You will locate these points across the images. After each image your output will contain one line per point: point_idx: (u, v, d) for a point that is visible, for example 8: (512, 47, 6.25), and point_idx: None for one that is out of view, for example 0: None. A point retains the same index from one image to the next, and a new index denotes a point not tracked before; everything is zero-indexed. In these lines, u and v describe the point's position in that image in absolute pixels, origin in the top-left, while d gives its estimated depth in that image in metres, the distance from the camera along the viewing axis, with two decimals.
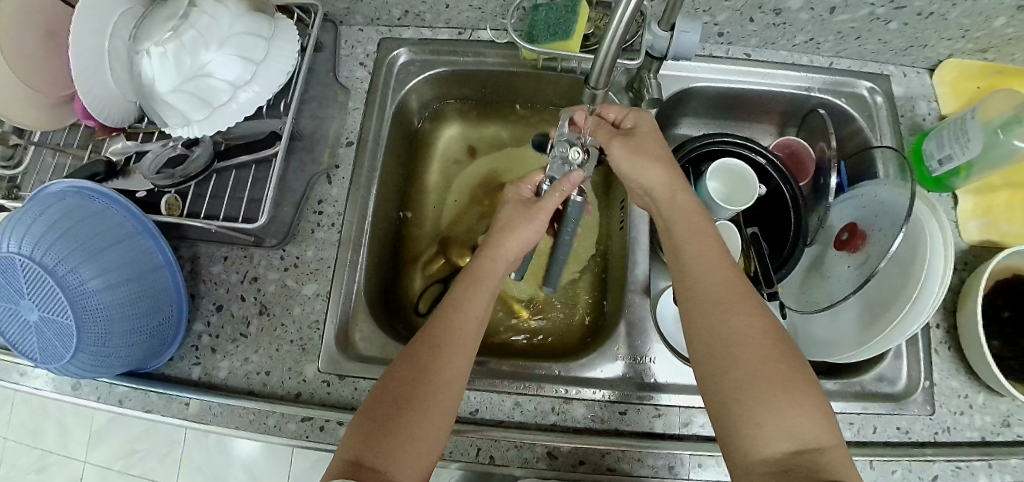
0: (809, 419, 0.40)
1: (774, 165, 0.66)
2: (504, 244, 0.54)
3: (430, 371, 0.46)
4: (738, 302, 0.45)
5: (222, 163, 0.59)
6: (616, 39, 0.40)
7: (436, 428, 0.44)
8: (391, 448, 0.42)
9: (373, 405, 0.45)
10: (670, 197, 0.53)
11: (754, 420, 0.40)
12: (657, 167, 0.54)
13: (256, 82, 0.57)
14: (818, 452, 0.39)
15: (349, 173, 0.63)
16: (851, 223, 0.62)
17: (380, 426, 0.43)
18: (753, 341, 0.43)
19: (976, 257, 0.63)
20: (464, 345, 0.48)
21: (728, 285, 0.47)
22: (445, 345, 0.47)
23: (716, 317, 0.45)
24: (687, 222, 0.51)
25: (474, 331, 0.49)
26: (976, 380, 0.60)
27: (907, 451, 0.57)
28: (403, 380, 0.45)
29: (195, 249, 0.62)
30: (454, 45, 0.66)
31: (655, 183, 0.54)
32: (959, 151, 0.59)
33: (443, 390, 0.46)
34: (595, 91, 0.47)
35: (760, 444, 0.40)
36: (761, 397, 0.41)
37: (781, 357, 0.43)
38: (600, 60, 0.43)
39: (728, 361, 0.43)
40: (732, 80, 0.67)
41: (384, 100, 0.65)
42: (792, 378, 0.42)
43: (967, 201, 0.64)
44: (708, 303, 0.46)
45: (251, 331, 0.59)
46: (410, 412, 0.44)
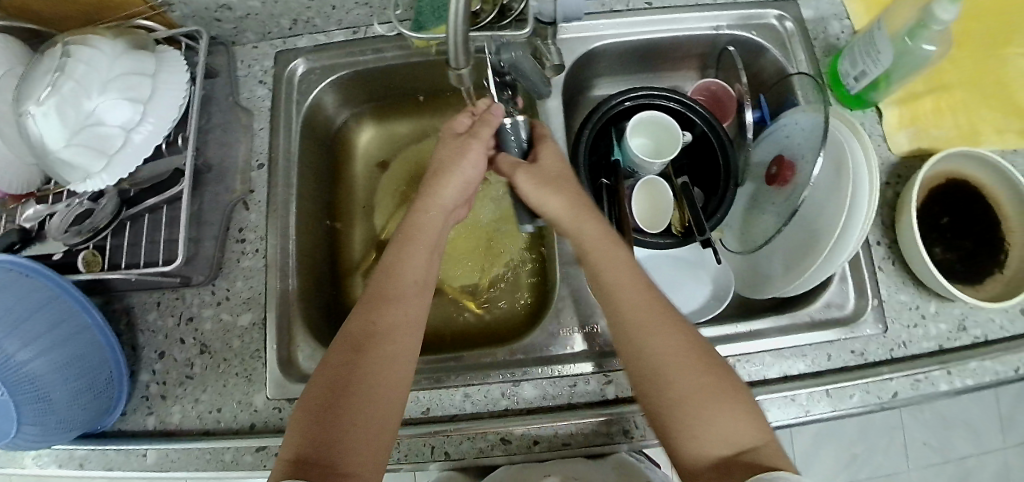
0: (742, 422, 0.43)
1: (693, 108, 0.64)
2: (442, 191, 0.55)
3: (368, 350, 0.46)
4: (662, 322, 0.47)
5: (131, 210, 0.58)
6: (454, 58, 0.40)
7: (382, 404, 0.44)
8: (335, 443, 0.42)
9: (309, 401, 0.44)
10: (575, 225, 0.52)
11: (691, 432, 0.43)
12: (556, 197, 0.53)
13: (149, 120, 0.55)
14: (756, 450, 0.42)
15: (265, 195, 0.61)
16: (778, 156, 0.61)
17: (318, 424, 0.43)
18: (681, 357, 0.45)
19: (908, 168, 0.62)
20: (405, 314, 0.49)
21: (644, 307, 0.48)
22: (388, 312, 0.48)
23: (643, 342, 0.47)
24: (599, 250, 0.51)
25: (415, 290, 0.50)
26: (925, 290, 0.60)
27: (864, 373, 0.57)
28: (331, 376, 0.45)
29: (127, 300, 0.61)
30: (352, 45, 0.64)
31: (558, 213, 0.53)
32: (872, 66, 0.58)
33: (394, 364, 0.46)
34: (459, 71, 0.42)
35: (700, 452, 0.43)
36: (695, 408, 0.44)
37: (711, 366, 0.45)
38: (453, 40, 0.38)
39: (659, 378, 0.45)
40: (639, 32, 0.65)
41: (289, 114, 0.63)
42: (723, 385, 0.44)
43: (892, 113, 0.63)
44: (633, 325, 0.48)
45: (195, 371, 0.59)
46: (348, 398, 0.44)
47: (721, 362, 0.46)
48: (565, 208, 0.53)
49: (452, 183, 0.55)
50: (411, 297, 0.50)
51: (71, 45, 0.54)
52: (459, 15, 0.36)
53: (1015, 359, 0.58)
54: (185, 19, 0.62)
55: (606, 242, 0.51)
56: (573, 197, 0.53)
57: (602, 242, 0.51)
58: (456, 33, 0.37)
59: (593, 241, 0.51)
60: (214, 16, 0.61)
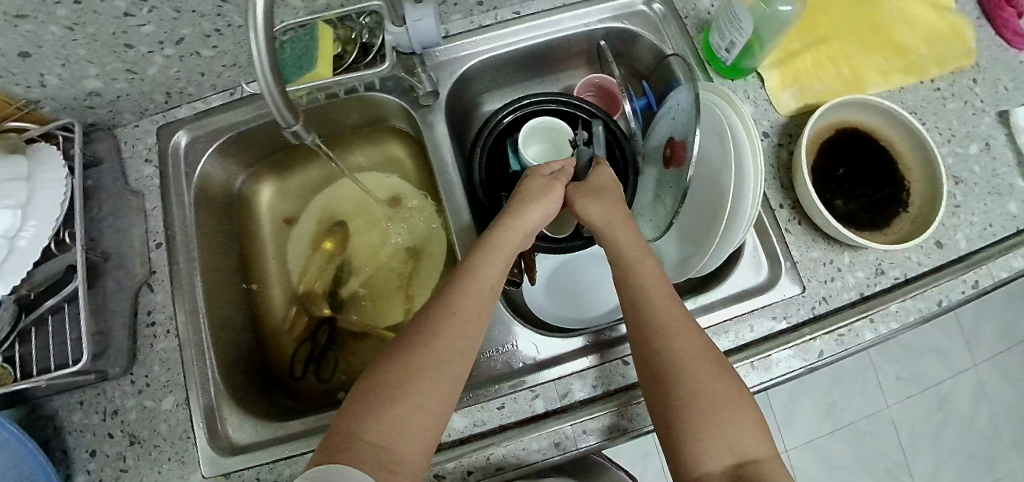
0: (747, 431, 0.44)
1: (580, 107, 0.66)
2: (528, 213, 0.53)
3: (431, 348, 0.45)
4: (687, 328, 0.48)
5: (31, 317, 0.56)
6: (281, 119, 0.40)
7: (437, 402, 0.44)
8: (387, 444, 0.41)
9: (371, 384, 0.44)
10: (612, 234, 0.53)
11: (701, 436, 0.43)
12: (597, 204, 0.54)
13: (31, 224, 0.54)
14: (759, 463, 0.43)
15: (168, 273, 0.61)
16: (669, 140, 0.61)
17: (372, 422, 0.41)
18: (704, 360, 0.46)
19: (799, 126, 0.62)
20: (472, 318, 0.47)
21: (673, 312, 0.49)
22: (457, 318, 0.47)
23: (666, 342, 0.47)
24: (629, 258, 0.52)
25: (488, 297, 0.49)
26: (837, 243, 0.61)
27: (788, 337, 0.57)
28: (401, 367, 0.44)
29: (49, 405, 0.60)
30: (231, 107, 0.64)
31: (594, 219, 0.54)
32: (738, 35, 0.58)
33: (454, 367, 0.45)
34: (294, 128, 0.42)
35: (705, 458, 0.42)
36: (709, 414, 0.44)
37: (726, 376, 0.46)
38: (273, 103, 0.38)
39: (681, 376, 0.45)
40: (511, 43, 0.65)
41: (180, 187, 0.62)
42: (735, 396, 0.45)
43: (774, 76, 0.63)
44: (657, 325, 0.48)
45: (129, 463, 0.58)
46: (411, 397, 0.43)
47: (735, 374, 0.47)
48: (611, 222, 0.54)
49: (538, 209, 0.54)
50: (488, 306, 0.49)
51: None
52: (270, 84, 0.36)
53: (934, 293, 0.58)
54: (56, 113, 0.61)
55: (642, 249, 0.52)
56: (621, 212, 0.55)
57: (643, 248, 0.52)
58: (272, 100, 0.37)
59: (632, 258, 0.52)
60: (84, 105, 0.60)
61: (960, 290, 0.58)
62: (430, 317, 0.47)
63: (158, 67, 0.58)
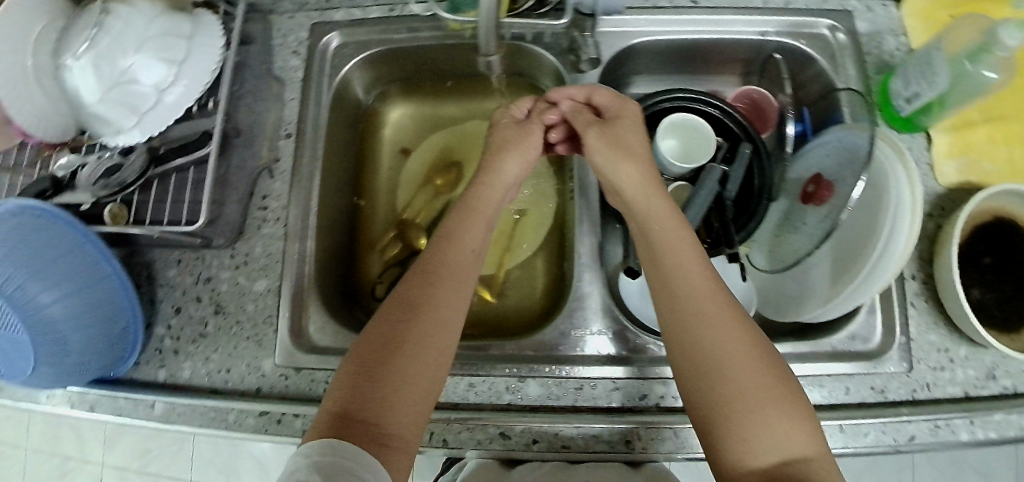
0: (795, 429, 0.42)
1: (729, 114, 0.63)
2: (505, 164, 0.56)
3: (421, 311, 0.46)
4: (726, 313, 0.45)
5: (160, 168, 0.58)
6: (484, 42, 0.47)
7: (429, 365, 0.45)
8: (380, 418, 0.42)
9: (359, 353, 0.45)
10: (645, 200, 0.52)
11: (743, 435, 0.41)
12: (632, 166, 0.53)
13: (181, 83, 0.55)
14: (806, 462, 0.41)
15: (290, 165, 0.62)
16: (817, 175, 0.59)
17: (364, 399, 0.42)
18: (742, 351, 0.44)
19: (953, 201, 0.59)
20: (455, 280, 0.49)
21: (707, 295, 0.46)
22: (437, 286, 0.48)
23: (700, 330, 0.45)
24: (670, 234, 0.49)
25: (468, 261, 0.50)
26: (957, 332, 0.58)
27: (881, 411, 0.55)
28: (385, 342, 0.45)
29: (148, 255, 0.62)
30: (386, 22, 0.63)
31: (627, 183, 0.53)
32: (927, 87, 0.54)
33: (435, 335, 0.46)
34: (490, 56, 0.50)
35: (748, 457, 0.41)
36: (749, 410, 0.42)
37: (768, 367, 0.44)
38: (485, 28, 0.45)
39: (714, 371, 0.43)
40: (681, 31, 0.62)
41: (320, 87, 0.63)
42: (779, 390, 0.43)
43: (943, 141, 0.60)
44: (689, 312, 0.46)
45: (208, 330, 0.60)
46: (397, 371, 0.44)
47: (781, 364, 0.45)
48: (637, 181, 0.52)
49: (514, 159, 0.57)
50: (470, 277, 0.50)
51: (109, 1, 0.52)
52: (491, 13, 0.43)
53: None
54: None
55: (681, 234, 0.49)
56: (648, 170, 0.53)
57: (682, 232, 0.50)
58: (486, 27, 0.44)
59: (674, 235, 0.49)
60: None
61: None
62: (408, 285, 0.48)
63: None
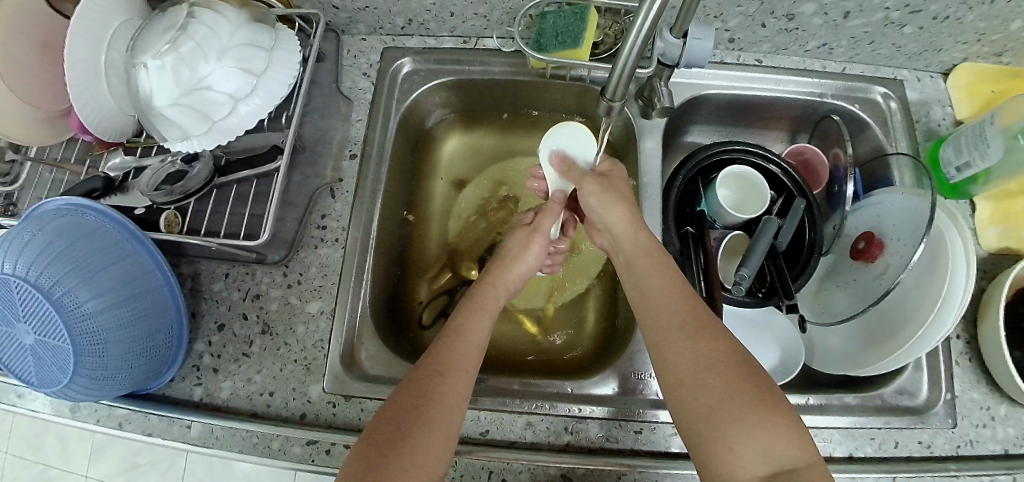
0: (782, 439, 0.41)
1: (789, 173, 0.64)
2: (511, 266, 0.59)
3: (429, 393, 0.46)
4: (704, 326, 0.47)
5: (222, 178, 0.58)
6: (609, 89, 0.44)
7: (444, 434, 0.44)
8: (403, 460, 0.42)
9: (375, 428, 0.44)
10: (631, 233, 0.55)
11: (728, 445, 0.42)
12: (619, 208, 0.56)
13: (257, 94, 0.55)
14: (795, 472, 0.40)
15: (353, 186, 0.61)
16: (867, 232, 0.61)
17: (380, 453, 0.42)
18: (719, 361, 0.44)
19: (996, 265, 0.62)
20: (465, 369, 0.48)
21: (680, 312, 0.48)
22: (448, 378, 0.47)
23: (680, 343, 0.46)
24: (643, 258, 0.53)
25: (476, 354, 0.50)
26: (999, 392, 0.59)
27: (929, 466, 0.55)
28: (412, 395, 0.45)
29: (195, 266, 0.61)
30: (459, 53, 0.65)
31: (615, 222, 0.56)
32: (977, 157, 0.58)
33: (455, 396, 0.46)
34: (611, 104, 0.46)
35: (738, 469, 0.41)
36: (731, 420, 0.42)
37: (750, 377, 0.44)
38: (617, 72, 0.42)
39: (694, 382, 0.44)
40: (744, 86, 0.65)
41: (388, 110, 0.64)
42: (762, 398, 0.43)
43: (985, 208, 0.63)
44: (672, 332, 0.47)
45: (253, 350, 0.58)
46: (423, 425, 0.44)
47: (763, 373, 0.45)
48: (624, 221, 0.56)
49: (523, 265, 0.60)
50: (471, 362, 0.49)
51: (196, 6, 0.54)
52: (631, 58, 0.40)
53: None
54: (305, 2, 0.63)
55: (654, 255, 0.53)
56: (630, 207, 0.56)
57: (655, 249, 0.53)
58: (623, 70, 0.41)
59: (660, 276, 0.51)
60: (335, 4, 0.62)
61: None
62: (421, 367, 0.48)
63: None
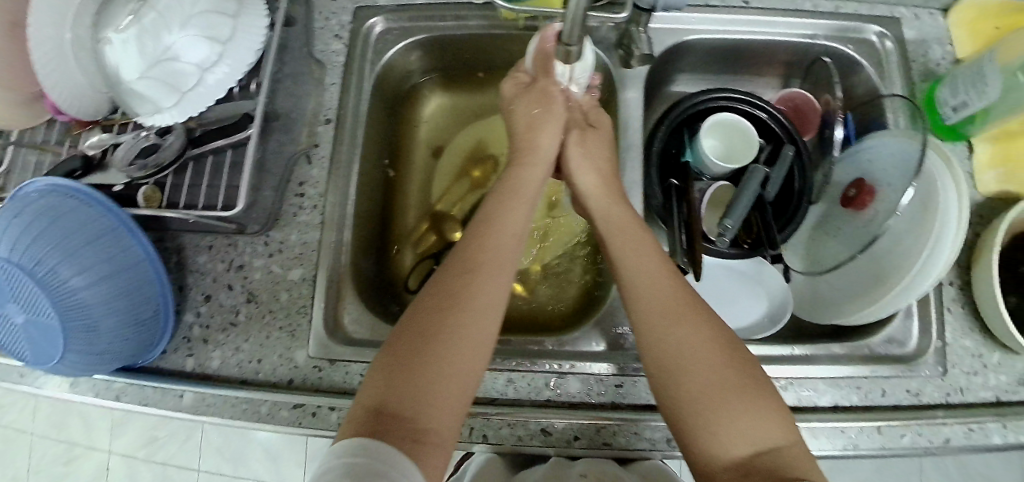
0: (765, 422, 0.42)
1: (777, 119, 0.62)
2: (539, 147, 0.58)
3: (460, 301, 0.46)
4: (689, 309, 0.47)
5: (196, 150, 0.57)
6: (567, 33, 0.41)
7: (474, 339, 0.45)
8: (429, 375, 0.43)
9: (396, 344, 0.44)
10: (607, 207, 0.55)
11: (712, 429, 0.42)
12: (592, 173, 0.57)
13: (224, 62, 0.55)
14: (778, 450, 0.41)
15: (328, 152, 0.61)
16: (858, 179, 0.59)
17: (408, 355, 0.43)
18: (705, 345, 0.45)
19: (993, 209, 0.60)
20: (498, 268, 0.49)
21: (666, 293, 0.48)
22: (478, 276, 0.48)
23: (665, 326, 0.46)
24: (624, 232, 0.52)
25: (512, 250, 0.51)
26: (992, 339, 0.58)
27: (917, 414, 0.55)
28: (428, 315, 0.46)
29: (180, 240, 0.61)
30: (433, 9, 0.62)
31: (590, 185, 0.57)
32: (975, 96, 0.55)
33: (484, 297, 0.47)
34: (569, 47, 0.44)
35: (722, 451, 0.41)
36: (716, 406, 0.42)
37: (738, 362, 0.44)
38: (570, 19, 0.40)
39: (681, 366, 0.44)
40: (731, 31, 0.62)
41: (362, 72, 0.62)
42: (745, 382, 0.43)
43: (984, 151, 0.60)
44: (656, 314, 0.47)
45: (240, 319, 0.59)
46: (456, 318, 0.45)
47: (746, 354, 0.45)
48: (597, 186, 0.57)
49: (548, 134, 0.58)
50: (500, 261, 0.49)
51: None
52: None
53: None
54: None
55: (635, 235, 0.52)
56: (608, 175, 0.57)
57: (629, 217, 0.53)
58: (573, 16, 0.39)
59: (641, 259, 0.50)
60: None
61: None
62: (440, 281, 0.48)
63: None
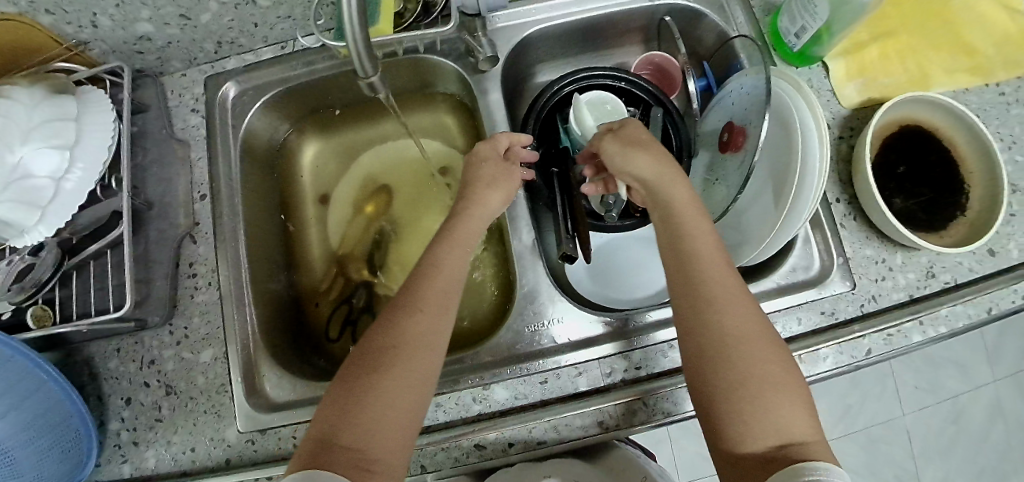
0: (796, 415, 0.41)
1: (638, 85, 0.63)
2: (485, 194, 0.53)
3: (402, 337, 0.45)
4: (741, 302, 0.45)
5: (74, 259, 0.56)
6: (360, 68, 0.39)
7: (419, 379, 0.44)
8: (375, 412, 0.42)
9: (343, 379, 0.44)
10: (665, 188, 0.50)
11: (746, 417, 0.41)
12: (645, 157, 0.51)
13: (78, 166, 0.52)
14: (803, 445, 0.40)
15: (211, 227, 0.60)
16: (728, 123, 0.60)
17: (357, 389, 0.42)
18: (755, 338, 0.44)
19: (861, 119, 0.61)
20: (445, 303, 0.48)
21: (726, 284, 0.46)
22: (422, 311, 0.46)
23: (719, 314, 0.44)
24: (688, 218, 0.49)
25: (455, 286, 0.49)
26: (891, 242, 0.59)
27: (836, 334, 0.56)
28: (376, 346, 0.45)
29: (86, 351, 0.59)
30: (281, 61, 0.63)
31: (648, 175, 0.51)
32: (810, 20, 0.56)
33: (431, 334, 0.46)
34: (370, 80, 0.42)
35: (749, 438, 0.41)
36: (754, 396, 0.41)
37: (783, 359, 0.44)
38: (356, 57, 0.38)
39: (731, 353, 0.43)
40: (573, 11, 0.63)
41: (227, 139, 0.62)
42: (787, 378, 0.43)
43: (838, 66, 0.62)
44: (711, 302, 0.45)
45: (164, 414, 0.57)
46: (404, 354, 0.44)
47: (788, 355, 0.45)
48: (659, 174, 0.50)
49: (498, 193, 0.54)
50: (446, 297, 0.48)
51: None
52: (354, 29, 0.35)
53: (984, 301, 0.57)
54: (105, 56, 0.60)
55: (698, 223, 0.49)
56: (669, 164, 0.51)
57: (691, 212, 0.50)
58: (356, 50, 0.37)
59: (706, 257, 0.47)
60: (133, 49, 0.59)
61: (1011, 300, 0.57)
62: (387, 311, 0.47)
63: (212, 14, 0.57)
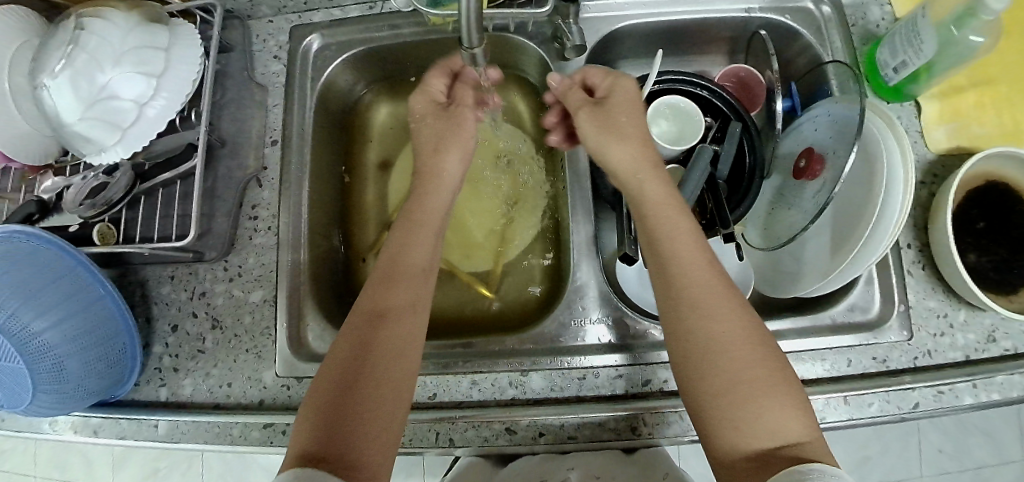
0: (787, 415, 0.40)
1: (719, 95, 0.62)
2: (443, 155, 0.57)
3: (381, 321, 0.46)
4: (720, 299, 0.45)
5: (144, 184, 0.58)
6: (466, 39, 0.39)
7: (394, 353, 0.45)
8: (356, 383, 0.42)
9: (328, 364, 0.44)
10: (640, 184, 0.50)
11: (735, 422, 0.41)
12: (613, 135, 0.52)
13: (162, 95, 0.52)
14: (801, 447, 0.39)
15: (278, 173, 0.61)
16: (807, 149, 0.58)
17: (343, 371, 0.43)
18: (732, 335, 0.43)
19: (945, 166, 0.59)
20: (415, 284, 0.49)
21: (699, 280, 0.45)
22: (395, 293, 0.47)
23: (693, 316, 0.44)
24: (661, 213, 0.49)
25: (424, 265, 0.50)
26: (956, 298, 0.57)
27: (884, 381, 0.55)
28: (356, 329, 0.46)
29: (141, 274, 0.61)
30: (367, 21, 0.64)
31: (622, 165, 0.52)
32: (912, 55, 0.54)
33: (405, 313, 0.47)
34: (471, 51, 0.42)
35: (742, 443, 0.40)
36: (742, 399, 0.41)
37: (766, 352, 0.43)
38: (465, 26, 0.38)
39: (707, 357, 0.43)
40: (665, 12, 0.62)
41: (304, 91, 0.63)
42: (775, 377, 0.42)
43: (932, 108, 0.60)
44: (688, 304, 0.45)
45: (207, 346, 0.59)
46: (380, 334, 0.45)
47: (773, 346, 0.44)
48: (631, 156, 0.51)
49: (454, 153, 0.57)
50: (410, 275, 0.49)
51: (83, 17, 0.51)
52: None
53: None
54: None
55: (672, 210, 0.49)
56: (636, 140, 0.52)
57: (673, 200, 0.49)
58: (467, 20, 0.37)
59: (695, 272, 0.46)
60: None
61: None
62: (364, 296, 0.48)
63: None
